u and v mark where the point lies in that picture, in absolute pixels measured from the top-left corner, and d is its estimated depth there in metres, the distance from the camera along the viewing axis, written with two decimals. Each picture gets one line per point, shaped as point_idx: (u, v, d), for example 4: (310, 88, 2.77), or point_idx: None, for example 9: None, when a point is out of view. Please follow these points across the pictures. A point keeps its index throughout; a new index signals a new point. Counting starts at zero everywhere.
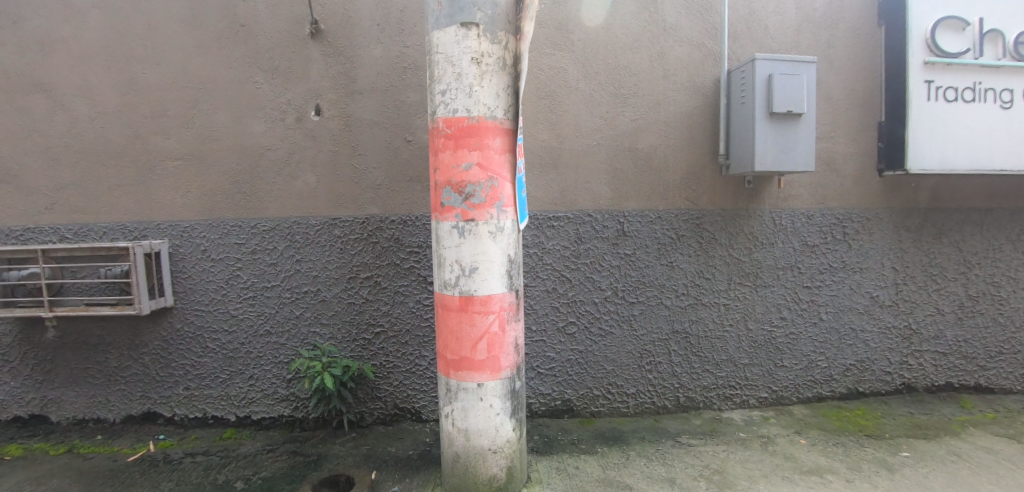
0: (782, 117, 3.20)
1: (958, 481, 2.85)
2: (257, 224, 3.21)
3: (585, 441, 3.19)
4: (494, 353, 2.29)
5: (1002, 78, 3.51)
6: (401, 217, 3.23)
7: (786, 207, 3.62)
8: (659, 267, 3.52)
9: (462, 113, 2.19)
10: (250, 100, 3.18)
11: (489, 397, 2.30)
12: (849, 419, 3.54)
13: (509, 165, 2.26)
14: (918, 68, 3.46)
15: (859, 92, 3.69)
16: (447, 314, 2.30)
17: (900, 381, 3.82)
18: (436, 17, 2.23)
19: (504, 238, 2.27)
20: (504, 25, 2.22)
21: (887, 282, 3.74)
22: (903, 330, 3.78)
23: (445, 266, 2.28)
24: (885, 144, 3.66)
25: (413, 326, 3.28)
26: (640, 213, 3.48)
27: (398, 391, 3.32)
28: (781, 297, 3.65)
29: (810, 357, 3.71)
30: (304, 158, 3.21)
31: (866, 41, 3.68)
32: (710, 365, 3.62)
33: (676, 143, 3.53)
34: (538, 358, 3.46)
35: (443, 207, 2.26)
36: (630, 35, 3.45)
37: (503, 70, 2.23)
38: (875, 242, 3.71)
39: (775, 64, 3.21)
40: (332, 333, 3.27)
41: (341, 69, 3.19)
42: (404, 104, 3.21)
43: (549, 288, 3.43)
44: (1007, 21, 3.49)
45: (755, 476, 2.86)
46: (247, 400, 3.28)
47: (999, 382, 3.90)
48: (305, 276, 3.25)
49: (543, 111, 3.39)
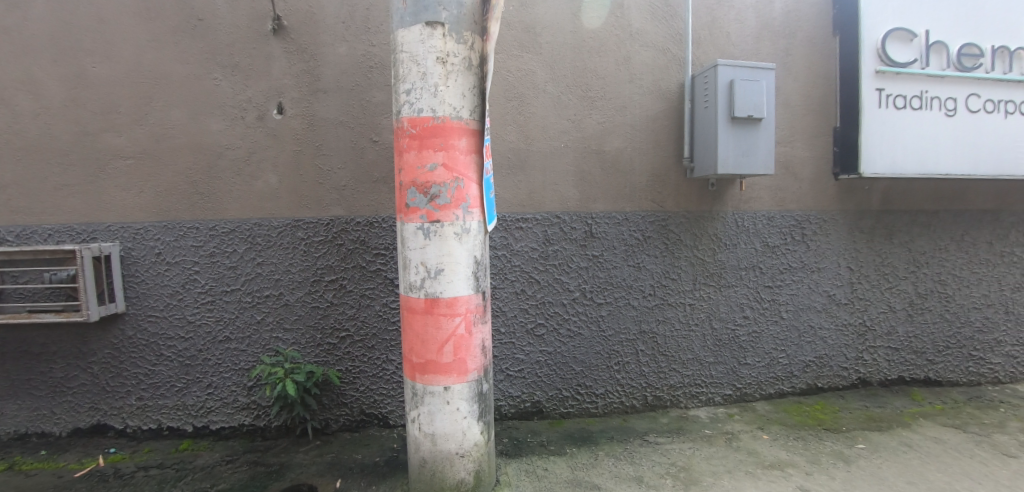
0: (743, 121, 3.29)
1: (909, 471, 2.96)
2: (215, 226, 3.10)
3: (554, 442, 3.20)
4: (460, 355, 2.26)
5: (946, 87, 3.70)
6: (367, 219, 3.18)
7: (748, 209, 3.72)
8: (626, 268, 3.56)
9: (426, 113, 2.16)
10: (208, 97, 3.07)
11: (455, 401, 2.27)
12: (808, 413, 3.66)
13: (475, 166, 2.24)
14: (869, 76, 3.61)
15: (815, 98, 3.82)
16: (412, 317, 2.26)
17: (856, 376, 3.97)
18: (400, 16, 2.20)
19: (470, 239, 2.25)
20: (470, 26, 2.20)
21: (843, 281, 3.87)
22: (858, 327, 3.92)
23: (410, 268, 2.24)
24: (839, 149, 3.80)
25: (379, 330, 3.23)
26: (607, 214, 3.52)
27: (364, 396, 3.26)
28: (743, 297, 3.74)
29: (771, 354, 3.81)
30: (265, 157, 3.11)
31: (821, 50, 3.81)
32: (676, 364, 3.67)
33: (642, 145, 3.58)
34: (508, 360, 3.45)
35: (408, 208, 2.22)
36: (597, 40, 3.48)
37: (469, 70, 2.20)
38: (832, 242, 3.84)
39: (736, 69, 3.29)
40: (295, 338, 3.18)
41: (304, 67, 3.12)
42: (370, 103, 3.16)
43: (517, 290, 3.42)
44: (950, 34, 3.69)
45: (720, 471, 2.91)
46: (205, 409, 3.16)
47: (946, 375, 4.10)
48: (266, 280, 3.15)
49: (511, 113, 3.39)
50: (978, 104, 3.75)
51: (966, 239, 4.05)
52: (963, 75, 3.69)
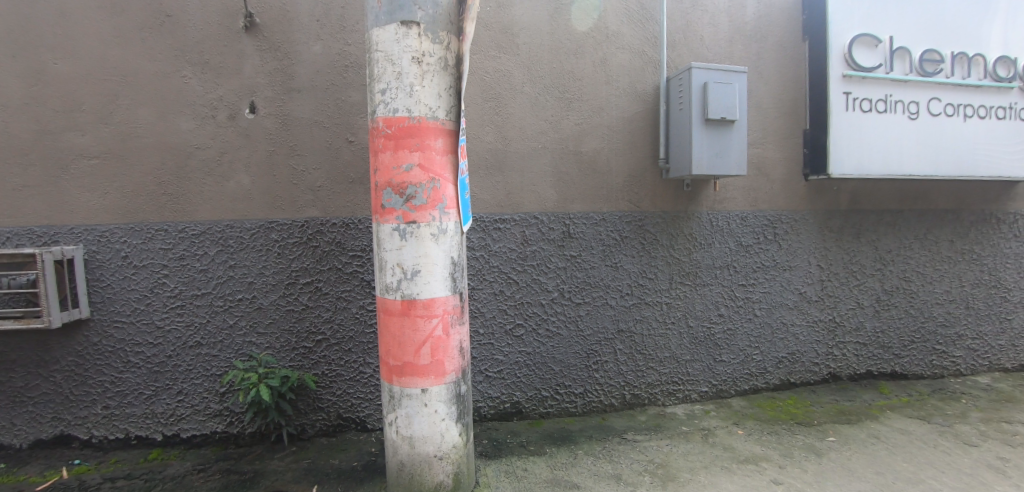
0: (716, 123, 3.34)
1: (877, 462, 3.05)
2: (185, 228, 3.02)
3: (534, 442, 3.20)
4: (438, 357, 2.24)
5: (909, 91, 3.83)
6: (343, 220, 3.14)
7: (722, 209, 3.78)
8: (604, 268, 3.59)
9: (402, 113, 2.14)
10: (176, 96, 2.99)
11: (433, 403, 2.25)
12: (781, 408, 3.73)
13: (451, 166, 2.23)
14: (837, 80, 3.71)
15: (786, 100, 3.91)
16: (389, 319, 2.24)
17: (827, 371, 4.07)
18: (375, 15, 2.18)
19: (446, 240, 2.23)
20: (446, 26, 2.18)
21: (814, 279, 3.97)
22: (828, 323, 4.02)
23: (387, 269, 2.22)
24: (809, 151, 3.89)
25: (356, 332, 3.20)
26: (585, 215, 3.54)
27: (341, 400, 3.22)
28: (718, 295, 3.80)
29: (746, 351, 3.88)
30: (237, 157, 3.05)
31: (791, 53, 3.91)
32: (654, 363, 3.71)
33: (619, 146, 3.61)
34: (486, 361, 3.44)
35: (383, 209, 2.19)
36: (574, 41, 3.50)
37: (445, 71, 2.19)
38: (802, 241, 3.94)
39: (709, 72, 3.35)
40: (269, 342, 3.12)
41: (277, 66, 3.07)
42: (346, 103, 3.13)
43: (496, 291, 3.41)
44: (912, 40, 3.82)
45: (696, 467, 2.95)
46: (175, 417, 3.07)
47: (912, 369, 4.23)
48: (239, 283, 3.08)
49: (489, 114, 3.38)
50: (939, 107, 3.88)
51: (930, 237, 4.19)
52: (925, 79, 3.83)
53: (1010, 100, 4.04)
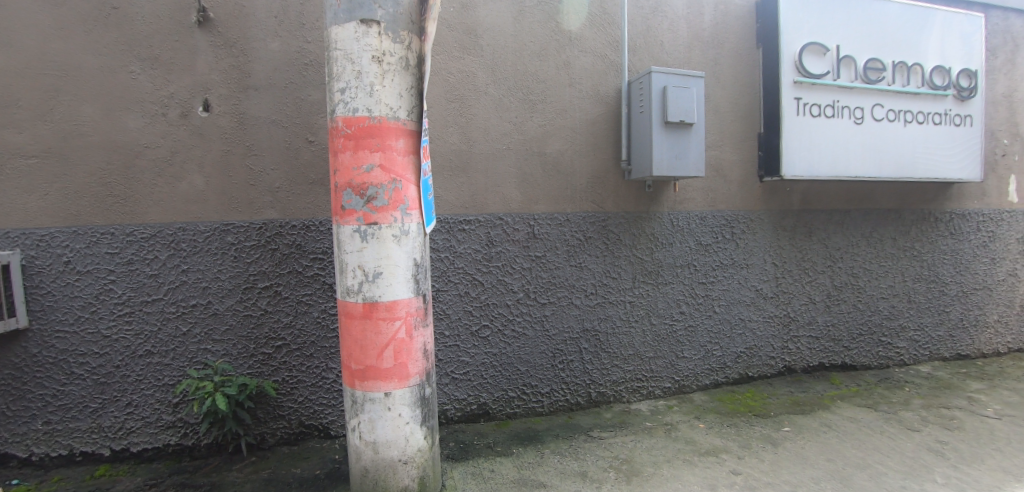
0: (676, 126, 3.43)
1: (829, 449, 3.19)
2: (134, 231, 2.88)
3: (500, 443, 3.20)
4: (401, 360, 2.20)
5: (855, 98, 4.02)
6: (303, 222, 3.08)
7: (682, 209, 3.88)
8: (569, 268, 3.62)
9: (362, 113, 2.09)
10: (124, 92, 2.86)
11: (397, 406, 2.20)
12: (740, 401, 3.85)
13: (413, 167, 2.19)
14: (789, 85, 3.86)
15: (741, 104, 4.04)
16: (350, 322, 2.18)
17: (783, 365, 4.22)
18: (334, 12, 2.13)
19: (409, 242, 2.19)
20: (407, 25, 2.15)
21: (769, 275, 4.11)
22: (782, 318, 4.18)
23: (347, 272, 2.16)
24: (764, 153, 4.04)
25: (318, 337, 3.14)
26: (549, 216, 3.56)
27: (303, 407, 3.15)
28: (679, 293, 3.90)
29: (706, 347, 3.99)
30: (189, 157, 2.94)
31: (746, 59, 4.04)
32: (618, 360, 3.77)
33: (582, 148, 3.65)
34: (452, 363, 3.41)
35: (343, 210, 2.14)
36: (538, 44, 3.53)
37: (406, 70, 2.15)
38: (758, 240, 4.07)
39: (669, 76, 3.43)
40: (225, 349, 3.01)
41: (232, 63, 2.97)
42: (305, 102, 3.07)
43: (461, 292, 3.39)
44: (856, 49, 4.02)
45: (659, 461, 3.01)
46: (124, 430, 2.93)
47: (860, 360, 4.44)
48: (192, 289, 2.96)
49: (452, 115, 3.36)
50: (881, 113, 4.10)
51: (875, 235, 4.41)
52: (869, 86, 4.04)
53: (945, 106, 4.30)
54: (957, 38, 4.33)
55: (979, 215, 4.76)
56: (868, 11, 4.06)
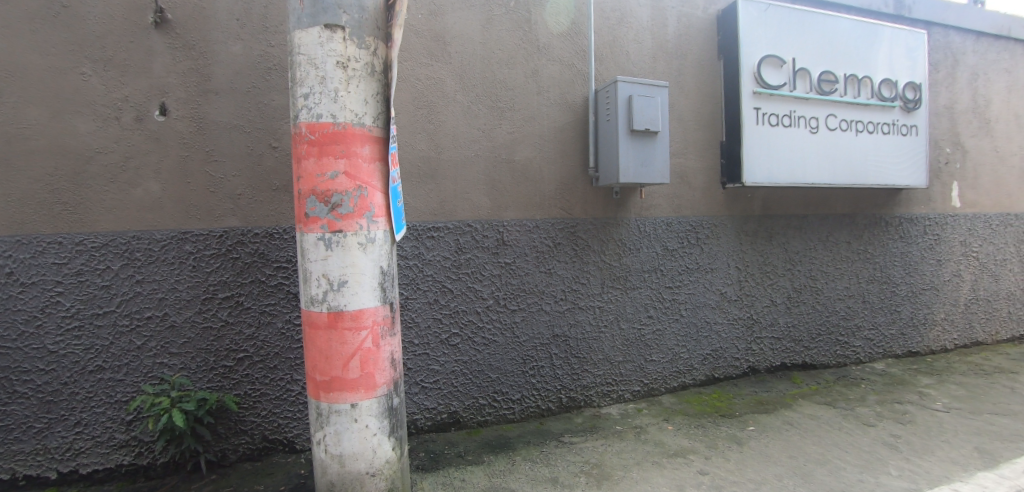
0: (641, 134, 3.49)
1: (791, 447, 3.28)
2: (84, 241, 2.74)
3: (472, 452, 3.17)
4: (368, 370, 2.10)
5: (810, 108, 4.19)
6: (266, 230, 3.01)
7: (648, 215, 3.95)
8: (538, 274, 3.63)
9: (326, 119, 2.02)
10: (74, 94, 2.73)
11: (364, 418, 2.11)
12: (707, 402, 3.93)
13: (380, 174, 2.12)
14: (748, 96, 4.00)
15: (704, 113, 4.15)
16: (314, 333, 2.08)
17: (747, 365, 4.33)
18: (297, 16, 2.05)
19: (375, 250, 2.11)
20: (372, 31, 2.08)
21: (733, 279, 4.22)
22: (746, 320, 4.29)
23: (311, 281, 2.07)
24: (726, 161, 4.15)
25: (282, 349, 3.06)
26: (518, 222, 3.57)
27: (266, 421, 3.06)
28: (647, 298, 3.95)
29: (674, 350, 4.06)
30: (144, 163, 2.83)
31: (708, 70, 4.16)
32: (588, 365, 3.80)
33: (551, 156, 3.68)
34: (422, 372, 3.37)
35: (307, 218, 2.05)
36: (506, 52, 3.55)
37: (372, 76, 2.09)
38: (722, 245, 4.18)
39: (634, 86, 3.50)
40: (183, 362, 2.89)
41: (192, 65, 2.89)
42: (269, 107, 3.01)
43: (430, 300, 3.36)
44: (811, 62, 4.19)
45: (629, 464, 3.04)
46: (73, 451, 2.76)
47: (819, 359, 4.59)
48: (147, 300, 2.84)
49: (420, 122, 3.34)
50: (835, 122, 4.28)
51: (831, 239, 4.58)
52: (823, 97, 4.21)
53: (893, 117, 4.52)
54: (903, 53, 4.57)
55: (926, 220, 5.00)
56: (822, 26, 4.24)
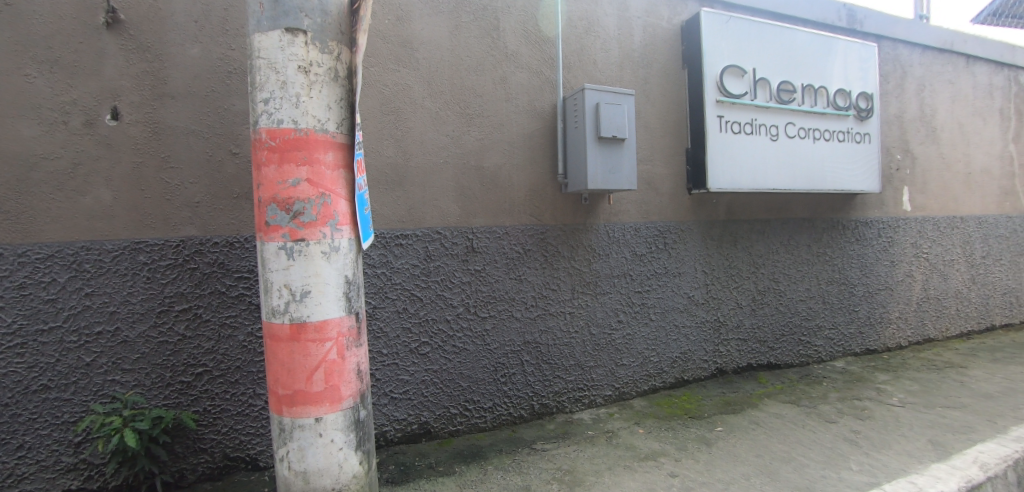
0: (608, 141, 3.53)
1: (757, 446, 3.34)
2: (27, 252, 2.57)
3: (443, 462, 3.13)
4: (333, 382, 2.01)
5: (771, 116, 4.32)
6: (226, 239, 2.92)
7: (617, 221, 3.99)
8: (508, 281, 3.62)
9: (287, 125, 1.93)
10: (17, 97, 2.56)
11: (329, 432, 2.00)
12: (676, 404, 3.98)
13: (344, 181, 2.04)
14: (712, 104, 4.10)
15: (670, 121, 4.23)
16: (276, 345, 1.97)
17: (715, 367, 4.41)
18: (257, 20, 1.98)
19: (340, 258, 2.02)
20: (335, 36, 2.02)
21: (700, 282, 4.30)
22: (713, 322, 4.37)
23: (272, 291, 1.96)
24: (691, 167, 4.24)
25: (244, 362, 2.97)
26: (487, 229, 3.56)
27: (227, 438, 2.95)
28: (617, 303, 3.98)
29: (644, 354, 4.10)
30: (95, 170, 2.69)
31: (673, 78, 4.24)
32: (560, 371, 3.80)
33: (520, 162, 3.69)
34: (391, 382, 3.29)
35: (267, 226, 1.95)
36: (474, 59, 3.54)
37: (335, 82, 2.02)
38: (688, 249, 4.25)
39: (601, 93, 3.54)
40: (136, 379, 2.76)
41: (146, 68, 2.78)
42: (229, 112, 2.93)
43: (399, 308, 3.29)
44: (770, 72, 4.33)
45: (601, 469, 3.04)
46: (13, 478, 2.58)
47: (783, 359, 4.71)
48: (97, 314, 2.69)
49: (388, 128, 3.29)
50: (794, 130, 4.42)
51: (792, 242, 4.72)
52: (782, 106, 4.35)
53: (847, 125, 4.71)
54: (856, 64, 4.76)
55: (880, 223, 5.21)
56: (780, 37, 4.38)
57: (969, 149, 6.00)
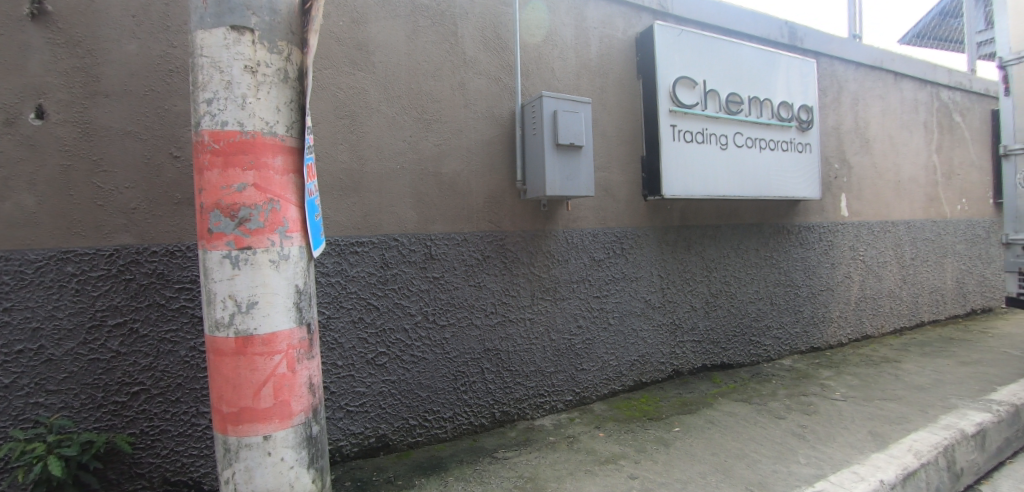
0: (566, 148, 3.55)
1: (712, 444, 3.41)
2: None
3: (402, 476, 3.04)
4: (282, 398, 1.90)
5: (720, 126, 4.47)
6: (166, 248, 2.75)
7: (575, 227, 4.02)
8: (467, 288, 3.57)
9: (232, 127, 1.84)
10: None
11: (279, 450, 1.89)
12: (635, 407, 4.02)
13: (294, 186, 1.95)
14: (665, 114, 4.20)
15: (626, 129, 4.30)
16: (220, 360, 1.86)
17: (671, 369, 4.50)
18: (200, 16, 1.88)
19: (290, 267, 1.92)
20: (285, 35, 1.94)
21: (656, 287, 4.38)
22: (669, 325, 4.46)
23: (215, 303, 1.85)
24: (646, 175, 4.33)
25: (186, 379, 2.80)
26: (445, 236, 3.50)
27: (168, 461, 2.77)
28: (576, 308, 4.00)
29: (603, 359, 4.13)
30: (16, 173, 2.49)
31: (628, 88, 4.33)
32: (520, 378, 3.77)
33: (478, 169, 3.66)
34: (347, 395, 3.18)
35: (210, 233, 1.84)
36: (432, 64, 3.50)
37: (285, 83, 1.93)
38: (645, 254, 4.32)
39: (559, 101, 3.56)
40: (63, 401, 2.55)
41: (77, 64, 2.59)
42: (170, 113, 2.77)
43: (354, 318, 3.18)
44: (719, 84, 4.48)
45: (563, 475, 3.03)
46: None
47: (735, 359, 4.86)
48: (18, 331, 2.48)
49: (342, 132, 3.20)
50: (742, 140, 4.59)
51: (742, 247, 4.88)
52: (730, 117, 4.51)
53: (790, 136, 4.93)
54: (798, 78, 5.00)
55: (821, 228, 5.47)
56: (728, 51, 4.55)
57: (899, 159, 6.40)
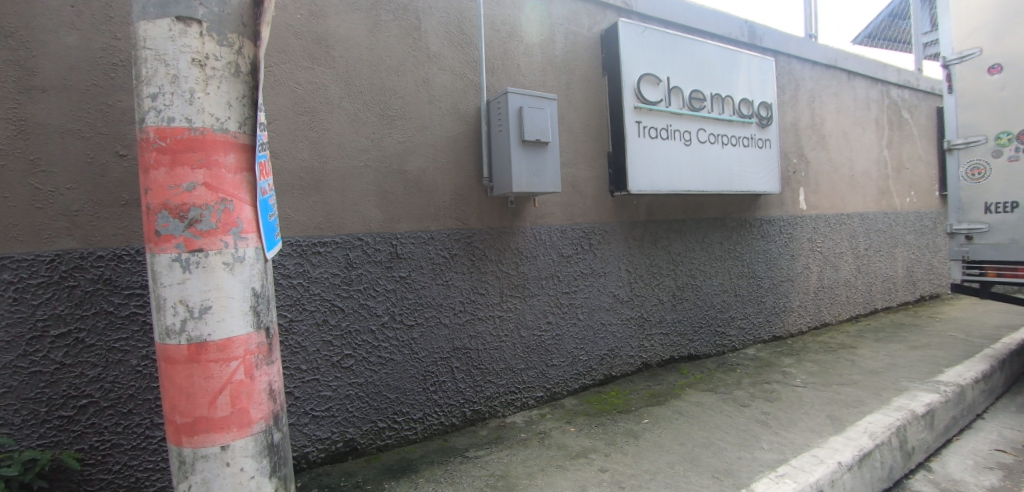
0: (532, 144, 3.54)
1: (680, 434, 3.47)
2: None
3: (371, 480, 2.98)
4: (240, 405, 1.82)
5: (684, 123, 4.54)
6: (113, 252, 2.61)
7: (543, 223, 4.02)
8: (435, 287, 3.52)
9: (179, 123, 1.75)
10: None
11: (238, 461, 1.81)
12: (605, 401, 4.06)
13: (247, 185, 1.87)
14: (630, 110, 4.24)
15: (591, 125, 4.32)
16: (172, 368, 1.78)
17: (640, 362, 4.56)
18: (142, 6, 1.77)
19: (245, 269, 1.84)
20: (236, 27, 1.85)
21: (624, 281, 4.42)
22: (637, 319, 4.51)
23: (165, 309, 1.76)
24: (613, 170, 4.36)
25: (139, 389, 2.67)
26: (411, 234, 3.44)
27: (120, 476, 2.64)
28: (545, 304, 4.00)
29: (573, 354, 4.15)
30: None
31: (593, 84, 4.35)
32: (491, 376, 3.76)
33: (444, 166, 3.61)
34: (312, 400, 3.10)
35: (158, 236, 1.75)
36: (395, 59, 3.43)
37: (236, 77, 1.85)
38: (612, 249, 4.36)
39: (524, 97, 3.54)
40: (2, 418, 2.40)
41: (9, 57, 2.43)
42: (114, 109, 2.63)
43: (318, 321, 3.10)
44: (682, 81, 4.55)
45: (534, 471, 3.02)
46: None
47: (702, 350, 4.96)
48: None
49: (302, 129, 3.10)
50: (704, 136, 4.67)
51: (707, 240, 4.98)
52: (693, 113, 4.58)
53: (751, 132, 5.04)
54: (757, 75, 5.12)
55: (781, 221, 5.63)
56: (690, 49, 4.62)
57: (852, 153, 6.65)
